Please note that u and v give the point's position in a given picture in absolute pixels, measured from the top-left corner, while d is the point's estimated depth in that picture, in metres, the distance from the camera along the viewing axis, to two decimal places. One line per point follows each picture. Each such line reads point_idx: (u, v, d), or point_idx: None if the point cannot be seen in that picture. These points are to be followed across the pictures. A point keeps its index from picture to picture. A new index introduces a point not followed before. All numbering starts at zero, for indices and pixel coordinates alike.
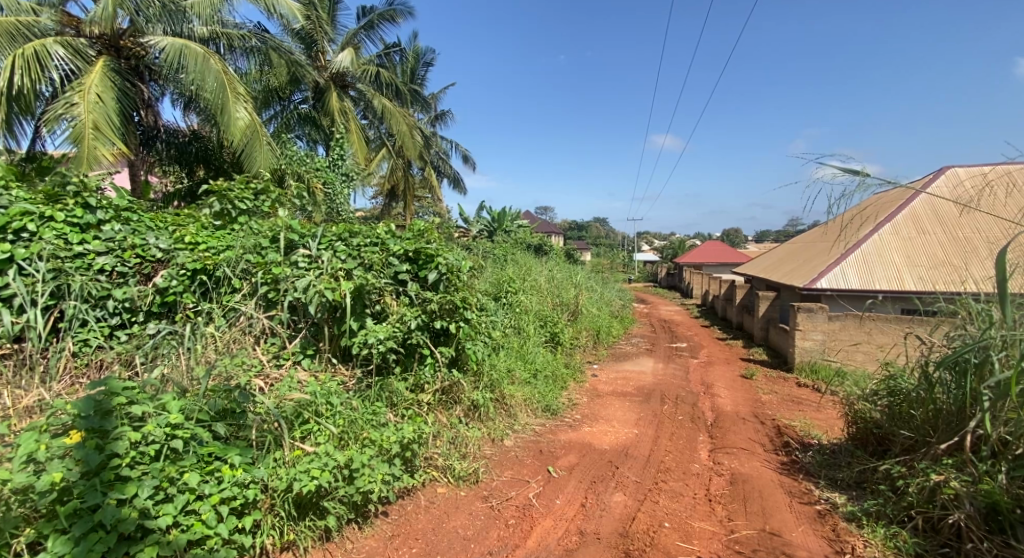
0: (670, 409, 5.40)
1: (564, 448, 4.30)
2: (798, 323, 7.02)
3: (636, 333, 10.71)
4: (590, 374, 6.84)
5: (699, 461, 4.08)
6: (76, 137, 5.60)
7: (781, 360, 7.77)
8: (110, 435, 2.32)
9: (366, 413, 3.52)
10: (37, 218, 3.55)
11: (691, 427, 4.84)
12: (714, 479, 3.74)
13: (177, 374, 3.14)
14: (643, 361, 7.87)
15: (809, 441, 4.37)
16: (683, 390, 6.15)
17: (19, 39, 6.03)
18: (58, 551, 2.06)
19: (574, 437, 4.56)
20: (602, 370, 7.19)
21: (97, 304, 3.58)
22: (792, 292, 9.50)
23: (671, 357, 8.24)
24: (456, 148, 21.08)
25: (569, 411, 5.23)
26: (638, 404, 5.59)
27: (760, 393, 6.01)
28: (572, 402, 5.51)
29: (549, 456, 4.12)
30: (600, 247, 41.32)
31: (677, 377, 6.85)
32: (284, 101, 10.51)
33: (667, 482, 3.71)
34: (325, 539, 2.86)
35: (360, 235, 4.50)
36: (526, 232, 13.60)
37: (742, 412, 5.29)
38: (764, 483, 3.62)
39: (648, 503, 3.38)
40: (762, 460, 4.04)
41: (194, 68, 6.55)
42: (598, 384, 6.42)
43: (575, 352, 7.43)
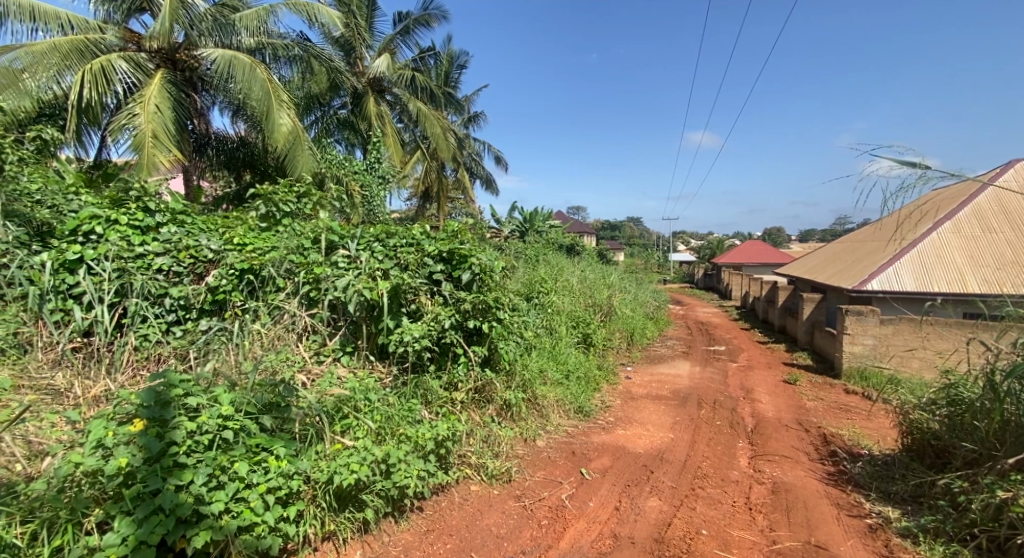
0: (707, 414, 5.30)
1: (597, 450, 4.30)
2: (846, 327, 6.77)
3: (671, 335, 10.54)
4: (623, 376, 6.78)
5: (738, 468, 3.99)
6: (137, 145, 5.97)
7: (828, 366, 7.46)
8: (169, 424, 2.47)
9: (402, 410, 3.62)
10: (104, 222, 3.83)
11: (730, 433, 4.75)
12: (754, 487, 3.66)
13: (228, 369, 3.32)
14: (680, 364, 7.75)
15: (857, 452, 4.20)
16: (721, 395, 6.03)
17: (87, 55, 6.47)
18: (123, 532, 2.20)
19: (608, 439, 4.56)
20: (636, 372, 7.14)
21: (156, 301, 3.81)
22: (840, 294, 9.14)
23: (708, 360, 8.09)
24: (488, 148, 21.24)
25: (602, 413, 5.22)
26: (674, 407, 5.52)
27: (804, 400, 5.81)
28: (605, 404, 5.50)
29: (582, 458, 4.13)
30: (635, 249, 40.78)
31: (714, 381, 6.72)
32: (324, 107, 10.87)
33: (705, 488, 3.65)
34: (363, 531, 2.97)
35: (396, 236, 4.64)
36: (558, 232, 13.59)
37: (785, 419, 5.14)
38: (808, 494, 3.52)
39: (685, 509, 3.35)
40: (807, 469, 3.92)
41: (241, 77, 6.87)
42: (632, 386, 6.38)
43: (608, 353, 7.39)
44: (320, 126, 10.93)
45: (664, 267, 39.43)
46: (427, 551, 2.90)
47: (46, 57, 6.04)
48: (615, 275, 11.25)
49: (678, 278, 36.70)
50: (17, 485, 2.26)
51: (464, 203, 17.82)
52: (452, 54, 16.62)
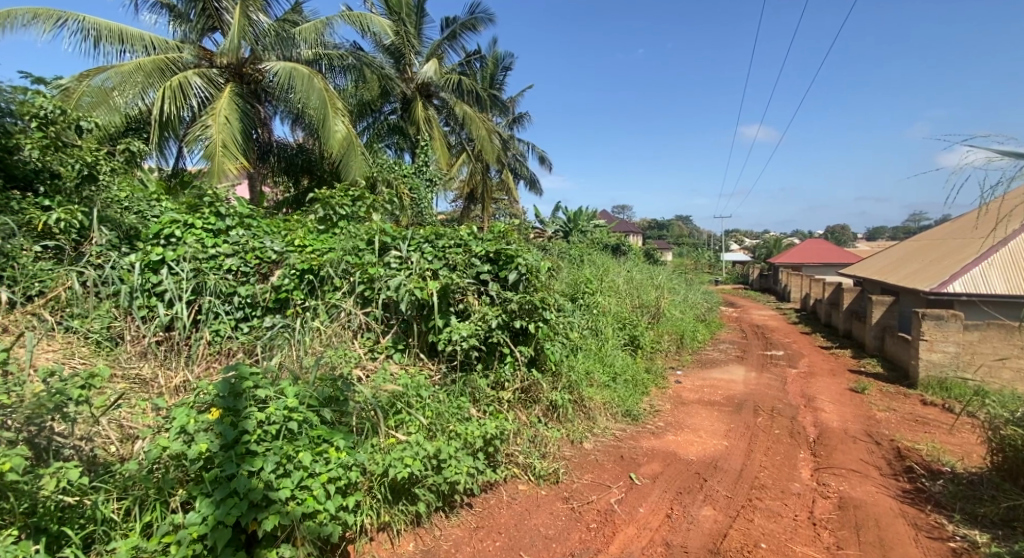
0: (765, 422, 5.11)
1: (647, 455, 4.24)
2: (923, 333, 6.33)
3: (724, 338, 10.20)
4: (673, 380, 6.63)
5: (800, 480, 3.82)
6: (209, 154, 6.41)
7: (901, 373, 6.99)
8: (242, 414, 2.63)
9: (451, 407, 3.71)
10: (182, 226, 4.19)
11: (790, 442, 4.55)
12: (818, 501, 3.50)
13: (291, 364, 3.51)
14: (734, 369, 7.49)
15: (937, 469, 3.94)
16: (779, 402, 5.79)
17: (168, 73, 7.01)
18: (203, 512, 2.33)
19: (657, 444, 4.49)
20: (687, 376, 6.96)
21: (227, 299, 4.07)
22: (915, 296, 8.55)
23: (765, 366, 7.77)
24: (533, 149, 21.26)
25: (651, 417, 5.14)
26: (728, 414, 5.35)
27: (873, 410, 5.49)
28: (654, 408, 5.40)
29: (632, 463, 4.08)
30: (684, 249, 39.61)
31: (772, 387, 6.45)
32: (375, 113, 11.24)
33: (762, 499, 3.53)
34: (416, 523, 3.08)
35: (445, 237, 4.74)
36: (603, 232, 13.44)
37: (853, 430, 4.88)
38: (881, 512, 3.34)
39: (742, 520, 3.25)
40: (878, 485, 3.71)
41: (300, 87, 7.23)
42: (682, 390, 6.23)
43: (656, 356, 7.24)
44: (372, 132, 11.28)
45: (716, 267, 38.09)
46: (476, 547, 2.96)
47: (132, 76, 6.59)
48: (663, 275, 10.99)
49: (730, 278, 35.38)
50: (113, 464, 2.46)
51: (507, 204, 17.98)
52: (497, 57, 16.75)
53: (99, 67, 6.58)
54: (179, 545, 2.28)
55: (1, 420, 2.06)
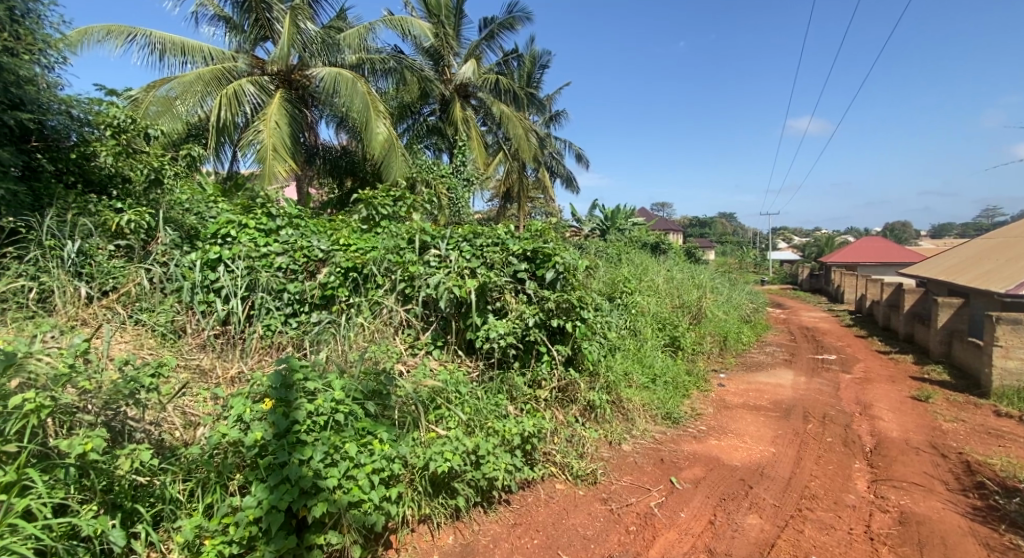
0: (815, 429, 4.92)
1: (689, 459, 4.17)
2: (997, 338, 5.94)
3: (771, 341, 9.85)
4: (716, 384, 6.47)
5: (855, 492, 3.67)
6: (261, 158, 6.73)
7: (970, 381, 6.56)
8: (293, 405, 2.73)
9: (489, 403, 3.77)
10: (236, 226, 4.45)
11: (843, 451, 4.37)
12: (876, 515, 3.35)
13: (337, 358, 3.64)
14: (781, 373, 7.23)
15: (1013, 487, 3.70)
16: (831, 409, 5.56)
17: (225, 82, 7.40)
18: (259, 496, 2.43)
19: (699, 448, 4.41)
20: (731, 379, 6.78)
21: (277, 296, 4.26)
22: (989, 298, 8.00)
23: (815, 370, 7.46)
24: (569, 146, 21.11)
25: (692, 421, 5.05)
26: (775, 420, 5.19)
27: (938, 420, 5.19)
28: (695, 411, 5.30)
29: (672, 467, 4.03)
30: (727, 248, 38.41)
31: (823, 393, 6.20)
32: (415, 114, 11.47)
33: (814, 510, 3.41)
34: (455, 517, 3.15)
35: (483, 236, 4.78)
36: (641, 230, 13.23)
37: (915, 441, 4.64)
38: (947, 530, 3.17)
39: (791, 531, 3.15)
40: (944, 501, 3.52)
41: (345, 92, 7.47)
42: (725, 394, 6.08)
43: (698, 358, 7.08)
44: (411, 133, 11.52)
45: (761, 266, 36.75)
46: (515, 544, 3.01)
47: (193, 86, 6.99)
48: (706, 275, 10.72)
49: (777, 277, 34.03)
50: (178, 448, 2.62)
51: (543, 202, 18.00)
52: (534, 55, 16.75)
53: (164, 77, 7.05)
54: (237, 526, 2.39)
55: (82, 404, 2.24)
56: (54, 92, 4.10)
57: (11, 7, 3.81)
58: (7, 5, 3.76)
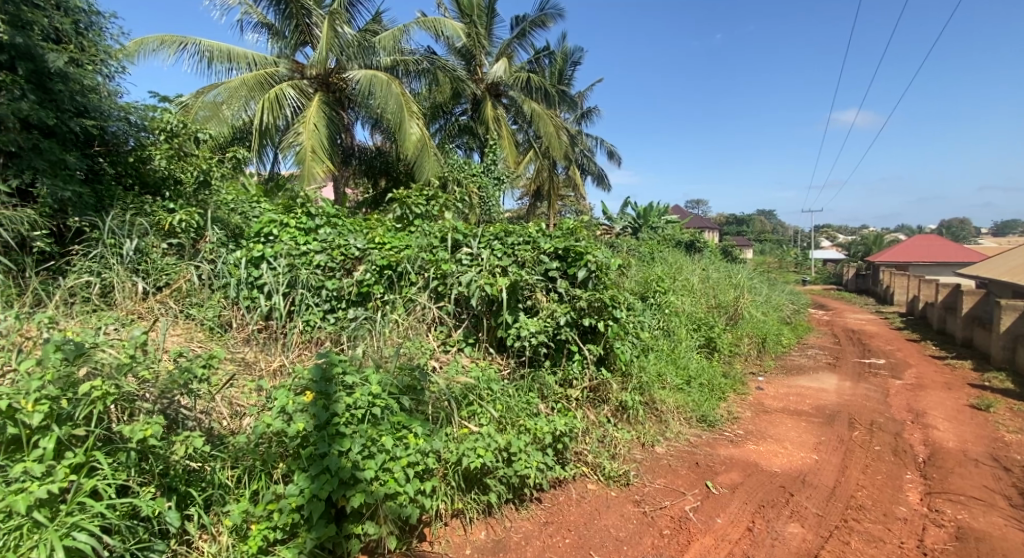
0: (862, 437, 4.75)
1: (725, 464, 4.10)
2: None
3: (813, 343, 9.52)
4: (754, 387, 6.31)
5: (907, 504, 3.52)
6: (300, 159, 6.96)
7: None
8: (333, 397, 2.80)
9: (521, 402, 3.80)
10: (278, 225, 4.63)
11: (893, 461, 4.21)
12: (930, 529, 3.21)
13: (373, 353, 3.73)
14: (824, 377, 6.98)
15: None
16: (879, 416, 5.34)
17: (267, 87, 7.67)
18: (300, 485, 2.51)
19: (737, 453, 4.32)
20: (770, 383, 6.60)
21: (316, 292, 4.39)
22: None
23: (861, 375, 7.17)
24: (601, 143, 20.90)
25: (728, 424, 4.95)
26: (818, 426, 5.03)
27: (1000, 432, 4.91)
28: (732, 415, 5.19)
29: (708, 471, 3.97)
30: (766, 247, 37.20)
31: (870, 399, 5.96)
32: (447, 114, 11.60)
33: (861, 521, 3.29)
34: (487, 513, 3.19)
35: (514, 234, 4.78)
36: (675, 228, 12.98)
37: (974, 452, 4.41)
38: (1009, 548, 3.01)
39: (836, 542, 3.06)
40: (1006, 517, 3.34)
41: (380, 94, 7.63)
42: (764, 397, 5.93)
43: (734, 360, 6.92)
44: (443, 133, 11.66)
45: (803, 264, 35.49)
46: (547, 542, 3.02)
47: (238, 91, 7.30)
48: (743, 274, 10.44)
49: (819, 276, 32.76)
50: (226, 437, 2.74)
51: (574, 200, 17.92)
52: (566, 51, 16.66)
53: (212, 83, 7.40)
54: (281, 512, 2.49)
55: (142, 392, 2.36)
56: (114, 99, 4.34)
57: (76, 20, 4.07)
58: (72, 18, 4.00)
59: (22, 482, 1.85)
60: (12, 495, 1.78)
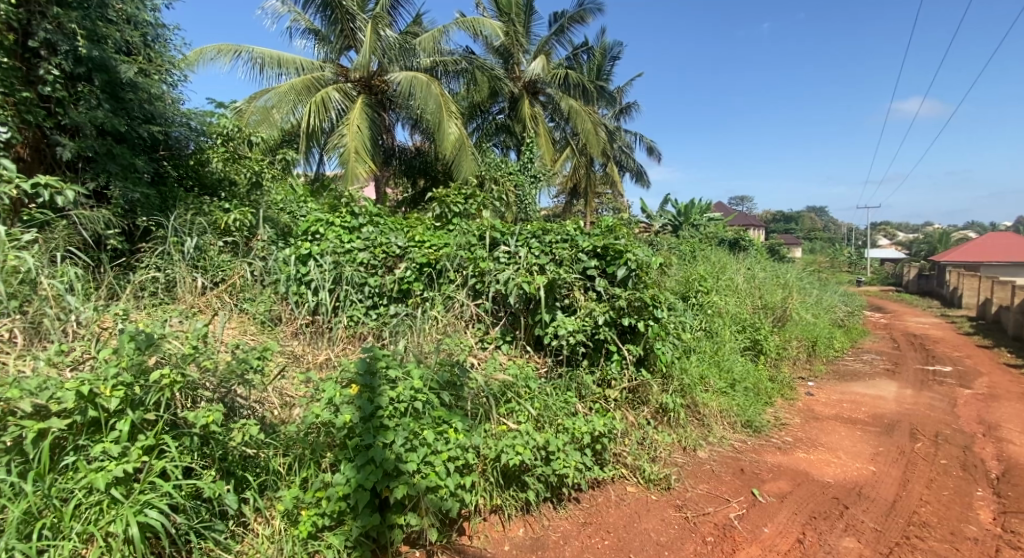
0: (925, 449, 4.51)
1: (772, 472, 3.98)
2: None
3: (868, 348, 9.07)
4: (803, 392, 6.09)
5: (976, 523, 3.32)
6: (344, 160, 7.19)
7: None
8: (377, 391, 2.88)
9: (559, 401, 3.80)
10: (324, 224, 4.79)
11: (961, 477, 3.98)
12: (1003, 551, 3.02)
13: (415, 348, 3.83)
14: (881, 384, 6.65)
15: None
16: (945, 428, 5.04)
17: (314, 91, 7.96)
18: (347, 474, 2.58)
19: (785, 461, 4.19)
20: (821, 389, 6.35)
21: (359, 289, 4.53)
22: None
23: (924, 383, 6.78)
24: (641, 139, 20.56)
25: (775, 430, 4.81)
26: (873, 435, 4.82)
27: None
28: (779, 421, 5.04)
29: (753, 478, 3.87)
30: (817, 246, 35.61)
31: (935, 409, 5.63)
32: (485, 113, 11.71)
33: (925, 539, 3.14)
34: (526, 510, 3.22)
35: (552, 232, 4.78)
36: (718, 226, 12.63)
37: None
38: None
39: None
40: None
41: (420, 95, 7.78)
42: (813, 404, 5.72)
43: (782, 364, 6.70)
44: (481, 132, 11.77)
45: (857, 264, 33.79)
46: (585, 543, 3.03)
47: (287, 95, 7.60)
48: (792, 273, 10.06)
49: (874, 275, 31.08)
50: (277, 425, 2.87)
51: (611, 197, 17.74)
52: (605, 46, 16.48)
53: (263, 88, 7.74)
54: (329, 500, 2.58)
55: (203, 381, 2.51)
56: (177, 106, 4.62)
57: (144, 33, 4.36)
58: (140, 31, 4.27)
59: (101, 461, 2.02)
60: (93, 473, 1.94)
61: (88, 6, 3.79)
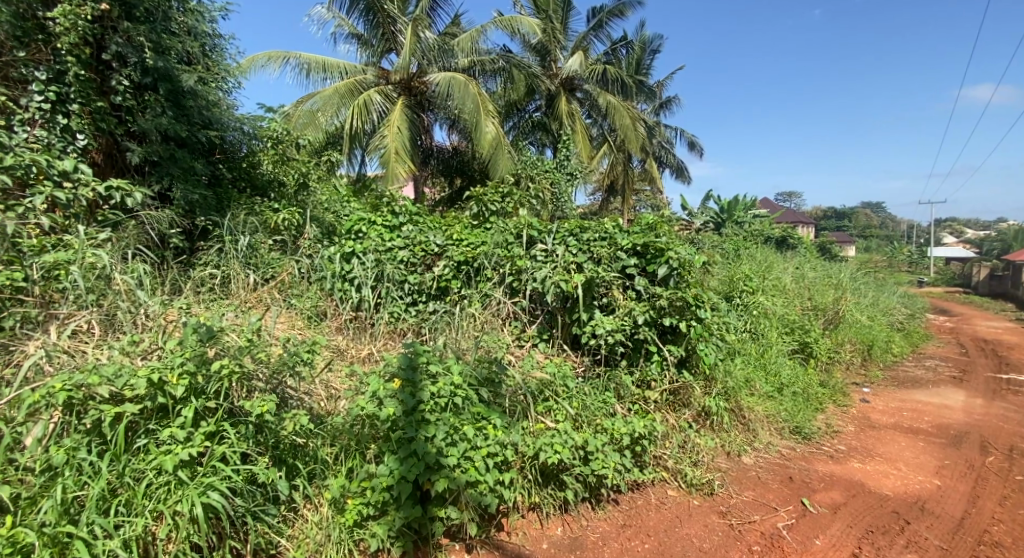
0: (997, 464, 4.24)
1: (824, 481, 3.84)
2: None
3: (932, 354, 8.57)
4: (858, 399, 5.83)
5: None
6: (385, 161, 7.37)
7: None
8: (418, 386, 2.94)
9: (598, 401, 3.79)
10: (367, 223, 4.93)
11: None
12: None
13: (454, 344, 3.89)
14: (947, 393, 6.28)
15: None
16: (1020, 442, 4.72)
17: (357, 94, 8.19)
18: (390, 466, 2.65)
19: (838, 471, 4.04)
20: (878, 396, 6.06)
21: (400, 286, 4.65)
22: None
23: (995, 393, 6.36)
24: (682, 135, 20.12)
25: (826, 438, 4.64)
26: (937, 447, 4.58)
27: None
28: (831, 428, 4.85)
29: (803, 487, 3.74)
30: (873, 244, 33.84)
31: (1007, 421, 5.28)
32: (521, 112, 11.73)
33: None
34: (564, 509, 3.22)
35: (590, 230, 4.74)
36: (764, 223, 12.21)
37: None
38: None
39: None
40: None
41: (458, 95, 7.88)
42: (869, 411, 5.48)
43: (834, 369, 6.43)
44: (518, 131, 11.80)
45: (917, 264, 31.86)
46: (625, 545, 3.01)
47: (331, 99, 7.84)
48: (846, 273, 9.62)
49: (940, 275, 29.21)
50: (324, 416, 2.98)
51: (650, 195, 17.45)
52: (645, 40, 16.20)
53: (309, 93, 8.02)
54: (373, 489, 2.66)
55: (258, 372, 2.64)
56: (232, 111, 4.85)
57: (202, 44, 4.60)
58: (199, 41, 4.51)
59: (169, 444, 2.16)
60: (162, 455, 2.09)
61: (154, 19, 4.05)
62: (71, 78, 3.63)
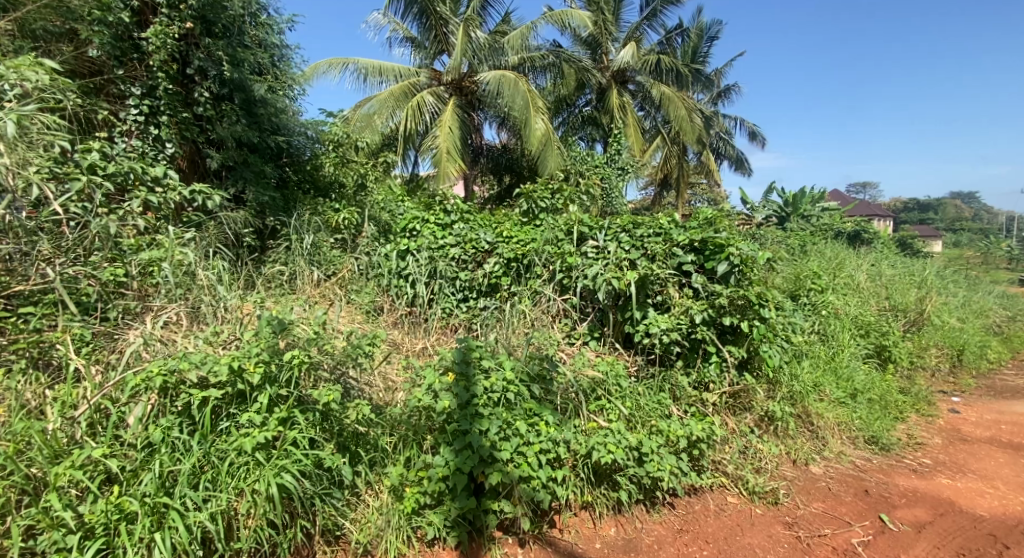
0: None
1: (905, 497, 3.62)
2: None
3: None
4: (946, 410, 5.42)
5: None
6: (437, 161, 7.55)
7: None
8: (472, 380, 3.01)
9: (652, 402, 3.73)
10: (422, 221, 5.09)
11: None
12: None
13: (506, 341, 3.95)
14: None
15: None
16: None
17: (411, 96, 8.43)
18: (446, 456, 2.75)
19: (922, 486, 3.79)
20: (969, 406, 5.61)
21: (452, 283, 4.77)
22: None
23: None
24: (742, 125, 19.30)
25: (906, 450, 4.34)
26: None
27: None
28: (911, 439, 4.55)
29: (880, 502, 3.54)
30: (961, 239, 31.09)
31: None
32: (571, 107, 11.58)
33: None
34: (617, 510, 3.20)
35: (644, 226, 4.62)
36: (834, 216, 11.51)
37: None
38: None
39: None
40: None
41: (508, 93, 7.94)
42: (958, 423, 5.10)
43: (917, 375, 6.00)
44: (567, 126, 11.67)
45: None
46: (683, 551, 2.97)
47: (386, 102, 8.12)
48: (931, 270, 8.90)
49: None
50: (383, 407, 3.11)
51: (707, 188, 16.88)
52: (701, 27, 15.63)
53: (366, 97, 8.34)
54: (429, 480, 2.75)
55: (323, 364, 2.81)
56: (297, 117, 5.16)
57: (271, 54, 4.89)
58: (269, 52, 4.80)
59: (247, 428, 2.34)
60: (242, 437, 2.27)
61: (230, 35, 4.35)
62: (161, 92, 3.98)
